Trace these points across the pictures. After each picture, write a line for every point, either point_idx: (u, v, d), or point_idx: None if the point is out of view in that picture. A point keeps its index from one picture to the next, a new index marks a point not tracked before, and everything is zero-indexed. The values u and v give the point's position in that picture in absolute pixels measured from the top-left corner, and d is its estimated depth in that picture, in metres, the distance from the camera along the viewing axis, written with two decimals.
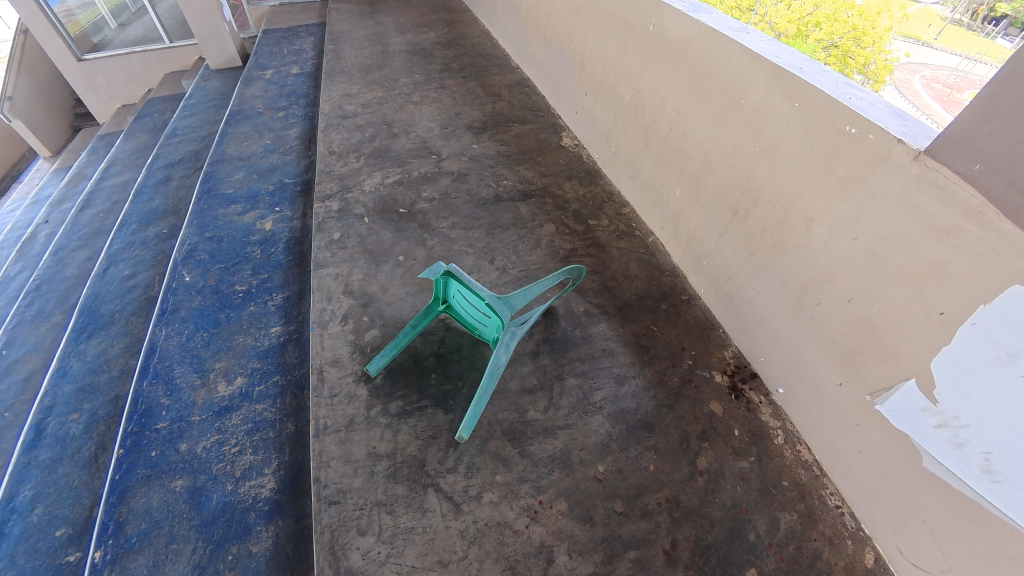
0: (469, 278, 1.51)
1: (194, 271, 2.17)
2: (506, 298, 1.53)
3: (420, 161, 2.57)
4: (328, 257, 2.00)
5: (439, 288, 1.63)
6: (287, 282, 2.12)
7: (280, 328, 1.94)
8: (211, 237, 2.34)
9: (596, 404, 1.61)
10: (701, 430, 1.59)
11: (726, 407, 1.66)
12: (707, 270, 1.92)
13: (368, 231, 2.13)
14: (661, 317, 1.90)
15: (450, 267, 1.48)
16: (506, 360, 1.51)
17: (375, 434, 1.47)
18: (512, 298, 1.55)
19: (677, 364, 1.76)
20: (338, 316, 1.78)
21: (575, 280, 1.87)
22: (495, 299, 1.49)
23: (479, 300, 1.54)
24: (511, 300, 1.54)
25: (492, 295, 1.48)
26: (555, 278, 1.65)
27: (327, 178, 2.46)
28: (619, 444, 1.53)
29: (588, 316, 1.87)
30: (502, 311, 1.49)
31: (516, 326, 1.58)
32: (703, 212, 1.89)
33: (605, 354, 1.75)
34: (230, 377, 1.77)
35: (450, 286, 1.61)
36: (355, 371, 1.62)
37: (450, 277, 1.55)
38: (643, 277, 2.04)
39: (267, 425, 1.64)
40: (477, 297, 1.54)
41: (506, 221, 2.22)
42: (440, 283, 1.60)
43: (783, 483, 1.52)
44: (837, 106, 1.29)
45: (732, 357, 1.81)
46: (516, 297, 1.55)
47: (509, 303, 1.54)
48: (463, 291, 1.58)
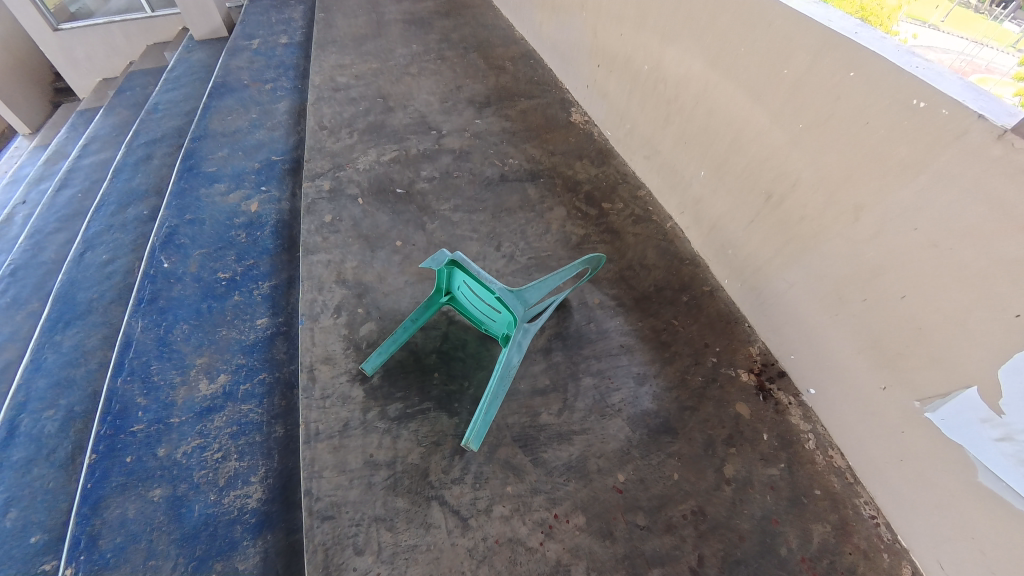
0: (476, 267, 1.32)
1: (175, 257, 1.99)
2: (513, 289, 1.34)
3: (419, 138, 2.36)
4: (319, 242, 1.81)
5: (442, 281, 1.47)
6: (276, 269, 1.93)
7: (267, 320, 1.77)
8: (192, 220, 2.15)
9: (614, 407, 1.46)
10: (727, 434, 1.47)
11: (753, 409, 1.54)
12: (731, 260, 1.78)
13: (362, 213, 1.92)
14: (681, 310, 1.73)
15: (456, 256, 1.29)
16: (518, 364, 1.36)
17: (372, 441, 1.32)
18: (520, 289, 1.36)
19: (700, 362, 1.60)
20: (331, 308, 1.60)
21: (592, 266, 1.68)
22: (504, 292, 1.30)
23: (487, 293, 1.36)
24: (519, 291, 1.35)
25: (500, 287, 1.29)
26: (571, 270, 1.50)
27: (319, 157, 2.27)
28: (639, 451, 1.39)
29: (604, 308, 1.70)
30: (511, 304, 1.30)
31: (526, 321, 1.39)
32: (730, 198, 1.74)
33: (623, 350, 1.59)
34: (213, 374, 1.62)
35: (454, 277, 1.44)
36: (349, 370, 1.45)
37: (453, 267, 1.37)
38: (661, 266, 1.87)
39: (254, 428, 1.50)
40: (484, 290, 1.35)
41: (513, 204, 2.03)
42: (442, 274, 1.42)
43: (814, 492, 1.42)
44: (901, 77, 1.13)
45: (758, 354, 1.68)
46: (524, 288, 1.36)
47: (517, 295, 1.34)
48: (469, 282, 1.39)
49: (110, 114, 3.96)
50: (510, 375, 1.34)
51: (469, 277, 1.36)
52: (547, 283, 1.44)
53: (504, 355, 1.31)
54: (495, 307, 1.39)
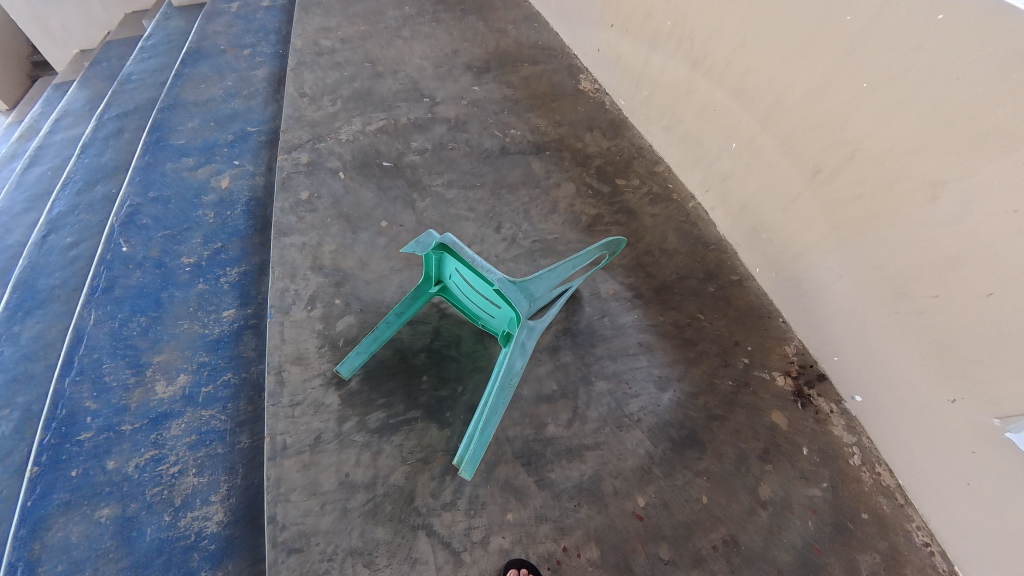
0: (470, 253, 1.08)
1: (134, 239, 1.74)
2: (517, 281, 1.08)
3: (410, 105, 2.11)
4: (293, 223, 1.58)
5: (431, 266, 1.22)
6: (246, 253, 1.71)
7: (234, 312, 1.55)
8: (156, 198, 1.90)
9: (633, 417, 1.26)
10: (762, 448, 1.28)
11: (791, 418, 1.36)
12: (764, 245, 1.56)
13: (343, 189, 1.69)
14: (708, 302, 1.51)
15: (445, 239, 1.04)
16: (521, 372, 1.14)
17: (348, 458, 1.12)
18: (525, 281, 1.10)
19: (730, 363, 1.40)
20: (304, 299, 1.38)
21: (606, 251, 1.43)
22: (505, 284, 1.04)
23: (486, 283, 1.11)
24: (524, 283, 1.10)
25: (502, 278, 1.03)
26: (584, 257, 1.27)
27: (297, 127, 2.02)
28: (661, 469, 1.19)
29: (619, 300, 1.48)
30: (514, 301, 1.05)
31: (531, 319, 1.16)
32: (766, 173, 1.50)
33: (642, 349, 1.38)
34: (172, 375, 1.42)
35: (445, 263, 1.18)
36: (324, 373, 1.24)
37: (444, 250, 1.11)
38: (684, 251, 1.64)
39: (216, 439, 1.31)
40: (481, 280, 1.10)
41: (515, 179, 1.79)
42: (431, 258, 1.17)
43: (861, 516, 1.26)
44: (1008, 18, 0.89)
45: (795, 355, 1.48)
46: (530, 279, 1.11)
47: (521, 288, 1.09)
48: (462, 271, 1.15)
49: (84, 86, 3.51)
50: (512, 387, 1.12)
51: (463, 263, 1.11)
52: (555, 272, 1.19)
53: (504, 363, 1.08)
54: (494, 301, 1.14)
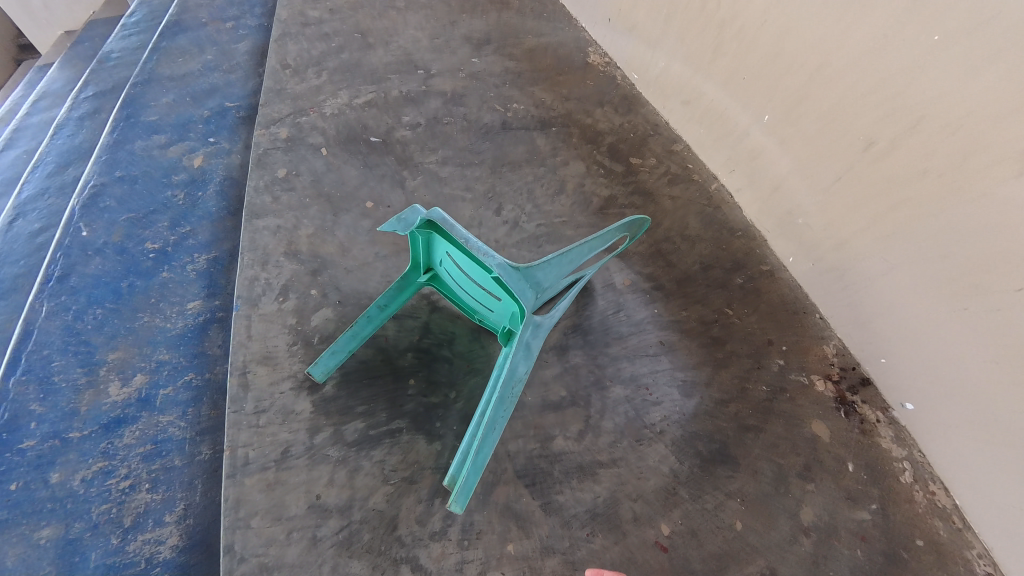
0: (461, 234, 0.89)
1: (96, 223, 1.57)
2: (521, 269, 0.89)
3: (402, 77, 1.91)
4: (268, 204, 1.40)
5: (418, 247, 1.02)
6: (217, 238, 1.51)
7: (200, 303, 1.37)
8: (122, 177, 1.71)
9: (655, 428, 1.09)
10: (803, 465, 1.11)
11: (833, 429, 1.19)
12: (800, 232, 1.38)
13: (325, 166, 1.51)
14: (736, 295, 1.34)
15: (432, 215, 0.86)
16: (525, 377, 0.96)
17: (320, 477, 0.96)
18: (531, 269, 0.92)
19: (763, 365, 1.22)
20: (275, 290, 1.20)
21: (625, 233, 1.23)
22: (507, 273, 0.85)
23: (484, 271, 0.92)
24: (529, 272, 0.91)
25: (504, 266, 0.84)
26: (597, 241, 1.09)
27: (277, 100, 1.83)
28: (687, 491, 1.02)
29: (636, 292, 1.30)
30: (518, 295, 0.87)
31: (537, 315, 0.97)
32: (805, 149, 1.31)
33: (663, 349, 1.20)
34: (128, 375, 1.24)
35: (435, 244, 0.99)
36: (294, 375, 1.07)
37: (434, 229, 0.91)
38: (707, 238, 1.46)
39: (173, 449, 1.14)
40: (478, 267, 0.91)
41: (518, 156, 1.60)
42: (418, 238, 0.97)
43: (915, 543, 1.10)
44: None
45: (834, 356, 1.30)
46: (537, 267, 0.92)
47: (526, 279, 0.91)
48: (454, 255, 0.96)
49: (64, 65, 3.01)
50: (515, 396, 0.95)
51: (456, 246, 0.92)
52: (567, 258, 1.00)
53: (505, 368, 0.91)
54: (494, 292, 0.96)
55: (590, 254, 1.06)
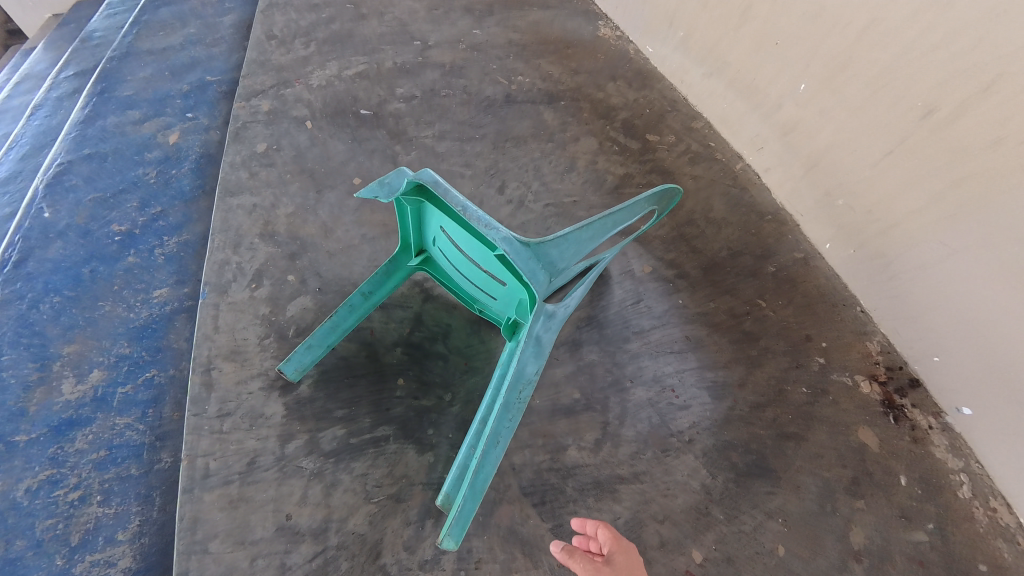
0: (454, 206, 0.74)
1: (60, 202, 1.36)
2: (534, 246, 0.72)
3: (397, 47, 1.67)
4: (244, 180, 1.26)
5: (409, 219, 0.86)
6: (190, 220, 1.34)
7: (167, 291, 1.21)
8: (91, 153, 1.48)
9: (683, 436, 0.99)
10: (851, 479, 0.98)
11: (882, 437, 1.05)
12: (842, 215, 1.21)
13: (309, 140, 1.36)
14: (770, 285, 1.19)
15: (422, 179, 0.70)
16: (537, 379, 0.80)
17: (291, 494, 0.87)
18: (546, 245, 0.73)
19: (803, 365, 1.08)
20: (248, 275, 1.07)
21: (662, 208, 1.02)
22: (515, 250, 0.68)
23: (487, 248, 0.75)
24: (545, 249, 0.73)
25: (511, 241, 0.67)
26: (626, 215, 0.86)
27: (260, 71, 1.61)
28: (721, 511, 0.93)
29: (658, 281, 1.15)
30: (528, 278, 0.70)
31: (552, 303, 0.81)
32: (849, 120, 1.14)
33: (690, 346, 1.08)
34: (83, 371, 1.09)
35: (428, 216, 0.83)
36: (263, 375, 0.95)
37: (425, 195, 0.75)
38: (735, 222, 1.30)
39: (130, 456, 1.00)
40: (481, 242, 0.75)
41: (524, 131, 1.45)
42: (407, 208, 0.81)
43: (977, 568, 0.96)
44: None
45: (879, 354, 1.15)
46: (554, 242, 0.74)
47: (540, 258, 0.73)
48: (449, 232, 0.81)
49: (46, 46, 2.43)
50: (524, 400, 0.79)
51: (453, 217, 0.75)
52: (592, 233, 0.81)
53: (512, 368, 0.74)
54: (499, 274, 0.80)
55: (621, 228, 0.86)
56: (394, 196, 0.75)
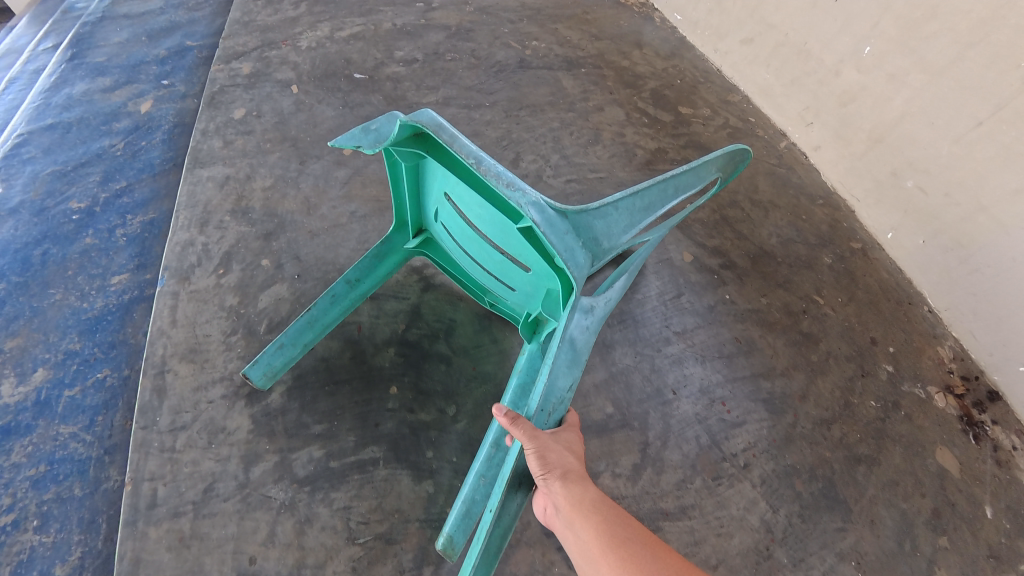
0: (461, 162, 0.57)
1: (14, 176, 1.17)
2: (572, 215, 0.56)
3: (397, 9, 1.43)
4: (216, 149, 1.09)
5: (406, 183, 0.69)
6: (158, 195, 1.14)
7: (126, 277, 1.02)
8: (54, 123, 1.29)
9: (738, 460, 0.85)
10: (934, 511, 0.84)
11: (963, 459, 0.89)
12: (910, 198, 1.03)
13: (294, 105, 1.19)
14: (829, 280, 1.03)
15: (416, 124, 0.53)
16: (569, 395, 0.65)
17: (254, 531, 0.74)
18: (588, 215, 0.57)
19: (869, 372, 0.94)
20: (214, 259, 0.93)
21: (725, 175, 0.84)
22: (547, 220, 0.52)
23: (508, 219, 0.59)
24: (584, 221, 0.57)
25: (540, 206, 0.51)
26: (688, 181, 0.72)
27: (243, 32, 1.39)
28: (786, 554, 0.79)
29: (701, 272, 1.01)
30: (564, 260, 0.52)
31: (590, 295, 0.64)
32: (927, 85, 0.95)
33: (740, 350, 0.94)
34: (26, 370, 0.92)
35: (430, 178, 0.66)
36: (226, 379, 0.84)
37: (426, 146, 0.58)
38: (783, 205, 1.13)
39: (73, 473, 0.83)
40: (499, 210, 0.58)
41: (540, 99, 1.28)
42: (403, 165, 0.64)
43: None
44: None
45: (953, 361, 0.98)
46: (598, 211, 0.57)
47: (580, 231, 0.56)
48: (455, 202, 0.65)
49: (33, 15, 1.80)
50: (552, 419, 0.64)
51: (463, 177, 0.58)
52: (644, 203, 0.65)
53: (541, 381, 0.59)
54: (521, 256, 0.63)
55: (679, 198, 0.71)
56: (384, 147, 0.58)
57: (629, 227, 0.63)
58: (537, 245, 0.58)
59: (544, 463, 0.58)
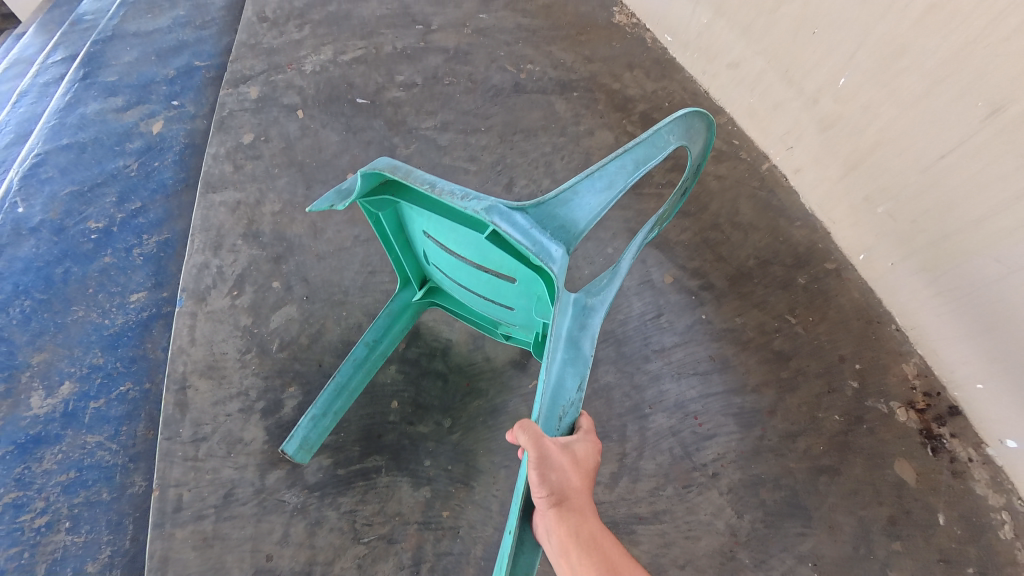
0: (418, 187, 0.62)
1: (34, 196, 1.24)
2: (532, 209, 0.62)
3: (397, 31, 1.49)
4: (227, 173, 1.16)
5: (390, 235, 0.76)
6: (171, 215, 1.21)
7: (144, 295, 1.09)
8: (70, 143, 1.35)
9: (706, 470, 0.95)
10: (889, 517, 0.93)
11: (920, 470, 0.96)
12: (882, 222, 1.10)
13: (300, 129, 1.26)
14: (802, 300, 1.10)
15: (373, 171, 0.62)
16: (580, 395, 0.62)
17: (270, 532, 0.84)
18: (548, 206, 0.63)
19: (836, 388, 1.02)
20: (229, 280, 1.00)
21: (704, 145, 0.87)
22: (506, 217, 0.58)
23: (477, 232, 0.63)
24: (547, 212, 0.63)
25: (496, 208, 0.57)
26: (645, 150, 0.70)
27: (250, 56, 1.45)
28: (748, 555, 0.90)
29: (680, 292, 1.08)
30: (537, 253, 0.57)
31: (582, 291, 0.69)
32: (898, 117, 1.01)
33: (715, 367, 1.02)
34: (53, 383, 0.99)
35: (408, 221, 0.73)
36: (241, 395, 0.92)
37: (393, 191, 0.66)
38: (763, 227, 1.20)
39: (100, 479, 0.91)
40: (467, 229, 0.64)
41: (534, 122, 1.35)
42: (383, 217, 0.72)
43: None
44: None
45: (916, 377, 1.05)
46: (557, 200, 0.63)
47: (548, 222, 0.63)
48: (434, 234, 0.71)
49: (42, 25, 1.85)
50: (563, 421, 0.61)
51: (429, 207, 0.65)
52: (608, 181, 0.67)
53: (546, 381, 0.59)
54: (504, 269, 0.68)
55: (644, 167, 0.70)
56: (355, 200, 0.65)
57: (599, 207, 0.67)
58: (512, 251, 0.63)
59: (546, 484, 0.55)
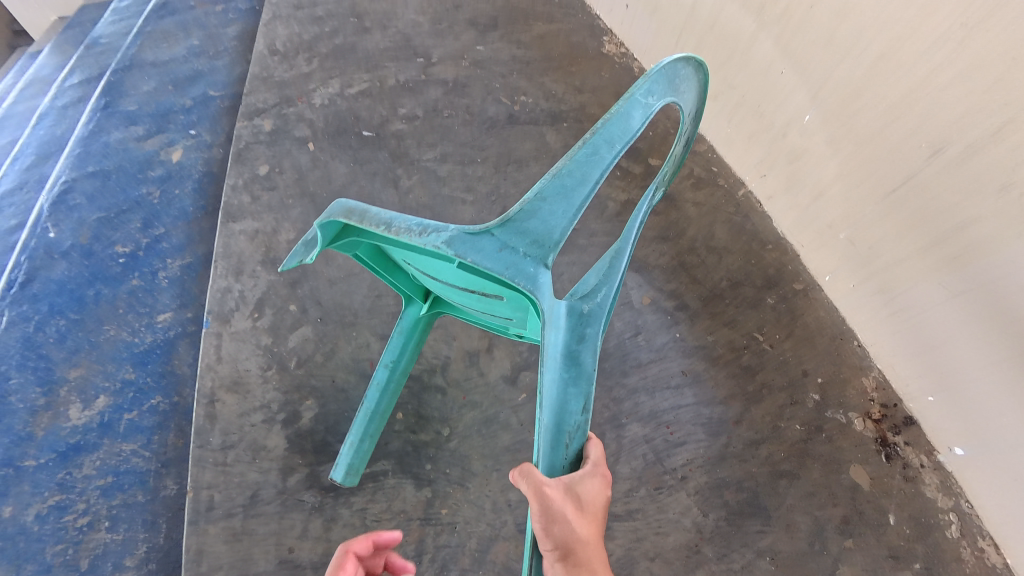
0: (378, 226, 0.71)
1: (62, 221, 1.32)
2: (498, 228, 0.67)
3: (399, 64, 1.58)
4: (245, 204, 1.28)
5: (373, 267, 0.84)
6: (191, 240, 1.31)
7: (170, 315, 1.19)
8: (95, 170, 1.42)
9: (676, 474, 1.07)
10: (843, 517, 1.05)
11: (873, 475, 1.08)
12: (844, 248, 1.19)
13: (312, 162, 1.37)
14: (771, 319, 1.21)
15: (334, 219, 0.71)
16: (585, 419, 0.69)
17: (292, 527, 0.96)
18: (514, 221, 0.68)
19: (799, 401, 1.12)
20: (250, 304, 1.11)
21: (696, 98, 0.92)
22: (469, 245, 0.67)
23: (447, 262, 0.72)
24: (516, 227, 0.68)
25: (457, 238, 0.66)
26: (617, 128, 0.70)
27: (262, 88, 1.55)
28: (712, 550, 1.04)
29: (657, 312, 1.19)
30: (510, 275, 0.66)
31: (578, 297, 0.74)
32: (855, 153, 1.10)
33: (687, 381, 1.13)
34: (89, 396, 1.09)
35: (385, 252, 0.82)
36: (263, 408, 1.02)
37: (356, 233, 0.75)
38: (737, 250, 1.29)
39: (135, 483, 1.03)
40: (440, 260, 0.73)
41: (526, 153, 1.46)
42: (360, 253, 0.81)
43: None
44: None
45: (875, 390, 1.15)
46: (523, 214, 0.67)
47: (519, 235, 0.68)
48: (412, 261, 0.79)
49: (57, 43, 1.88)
50: (572, 452, 0.68)
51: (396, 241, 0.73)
52: (579, 175, 0.69)
53: (545, 408, 0.66)
54: (488, 289, 0.76)
55: (623, 144, 0.72)
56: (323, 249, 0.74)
57: (572, 209, 0.69)
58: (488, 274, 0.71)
59: (548, 525, 0.63)
